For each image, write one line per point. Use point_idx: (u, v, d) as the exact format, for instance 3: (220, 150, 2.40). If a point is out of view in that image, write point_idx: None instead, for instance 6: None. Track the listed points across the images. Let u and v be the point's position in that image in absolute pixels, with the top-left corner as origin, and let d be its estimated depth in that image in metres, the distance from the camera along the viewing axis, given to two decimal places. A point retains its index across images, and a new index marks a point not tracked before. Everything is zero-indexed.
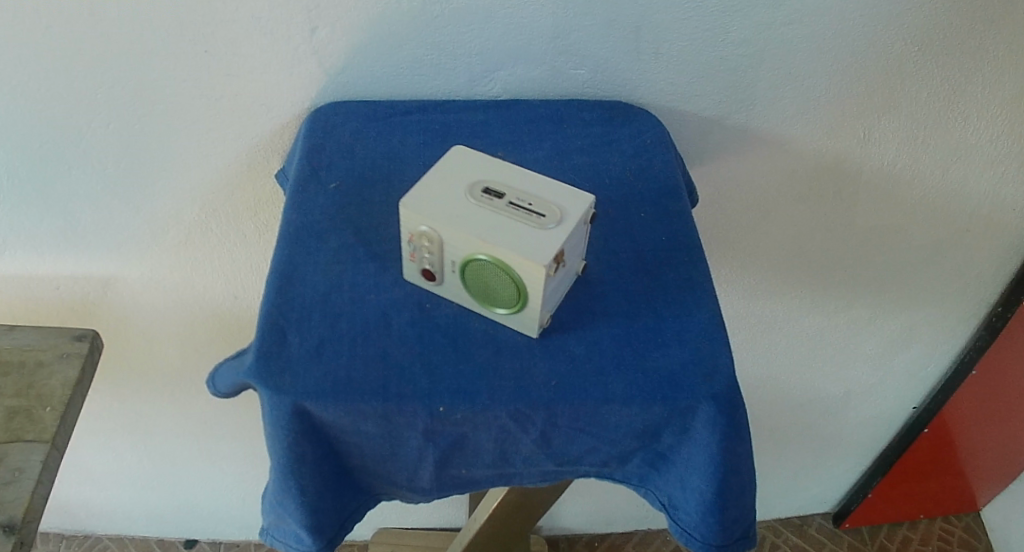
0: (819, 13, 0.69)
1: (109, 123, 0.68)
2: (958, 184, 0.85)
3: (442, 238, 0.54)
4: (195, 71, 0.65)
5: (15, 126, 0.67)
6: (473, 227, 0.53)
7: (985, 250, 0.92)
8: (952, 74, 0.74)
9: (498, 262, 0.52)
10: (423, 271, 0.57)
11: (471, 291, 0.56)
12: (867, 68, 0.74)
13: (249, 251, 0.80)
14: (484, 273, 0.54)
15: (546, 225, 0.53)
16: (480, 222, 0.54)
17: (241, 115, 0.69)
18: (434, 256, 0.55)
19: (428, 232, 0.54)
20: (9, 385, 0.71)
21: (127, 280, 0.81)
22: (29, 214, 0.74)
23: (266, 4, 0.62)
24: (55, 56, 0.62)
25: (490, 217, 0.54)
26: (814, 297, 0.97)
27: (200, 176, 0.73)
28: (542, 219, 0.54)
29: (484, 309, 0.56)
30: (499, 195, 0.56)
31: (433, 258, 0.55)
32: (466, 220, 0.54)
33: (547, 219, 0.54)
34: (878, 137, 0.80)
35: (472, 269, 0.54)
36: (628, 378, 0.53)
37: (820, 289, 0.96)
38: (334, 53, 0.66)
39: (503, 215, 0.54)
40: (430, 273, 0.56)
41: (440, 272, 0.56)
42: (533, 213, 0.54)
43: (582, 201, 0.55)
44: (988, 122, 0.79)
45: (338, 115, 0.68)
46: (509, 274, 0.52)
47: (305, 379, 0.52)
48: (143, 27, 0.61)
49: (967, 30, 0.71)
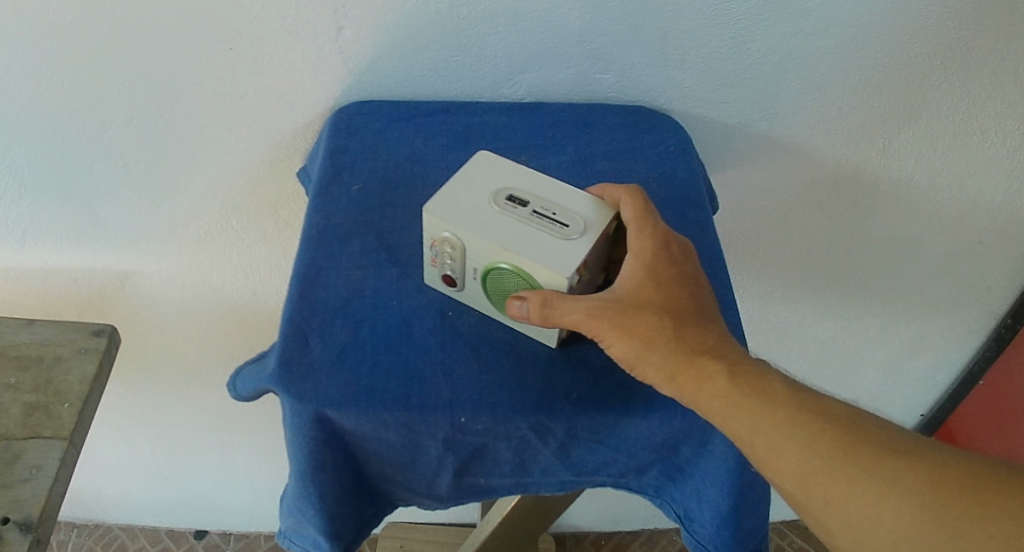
0: (845, 24, 0.68)
1: (132, 119, 0.68)
2: (974, 196, 0.85)
3: (464, 245, 0.54)
4: (221, 68, 0.65)
5: (37, 121, 0.66)
6: (498, 235, 0.53)
7: (999, 263, 0.92)
8: (974, 88, 0.74)
9: (522, 273, 0.52)
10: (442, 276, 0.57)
11: (492, 300, 0.56)
12: (891, 79, 0.73)
13: (268, 250, 0.80)
14: (507, 282, 0.54)
15: (570, 236, 0.53)
16: (505, 230, 0.53)
17: (263, 113, 0.69)
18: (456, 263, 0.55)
19: (451, 238, 0.54)
20: (28, 381, 0.71)
21: (145, 274, 0.81)
22: (49, 208, 0.74)
23: (292, 2, 0.61)
24: (79, 53, 0.62)
25: (515, 226, 0.54)
26: (827, 304, 0.97)
27: (222, 174, 0.73)
28: (567, 230, 0.54)
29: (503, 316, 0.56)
30: (522, 203, 0.56)
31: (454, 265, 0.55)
32: (491, 228, 0.53)
33: (571, 229, 0.54)
34: (899, 148, 0.79)
35: (495, 277, 0.54)
36: (649, 391, 0.53)
37: (834, 296, 0.96)
38: (358, 53, 0.66)
39: (528, 224, 0.54)
40: (450, 280, 0.56)
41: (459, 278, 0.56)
42: (557, 223, 0.54)
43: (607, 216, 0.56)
44: (1008, 136, 0.79)
45: (362, 115, 0.68)
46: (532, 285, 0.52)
47: (327, 387, 0.52)
48: (168, 26, 0.61)
49: (992, 45, 0.71)
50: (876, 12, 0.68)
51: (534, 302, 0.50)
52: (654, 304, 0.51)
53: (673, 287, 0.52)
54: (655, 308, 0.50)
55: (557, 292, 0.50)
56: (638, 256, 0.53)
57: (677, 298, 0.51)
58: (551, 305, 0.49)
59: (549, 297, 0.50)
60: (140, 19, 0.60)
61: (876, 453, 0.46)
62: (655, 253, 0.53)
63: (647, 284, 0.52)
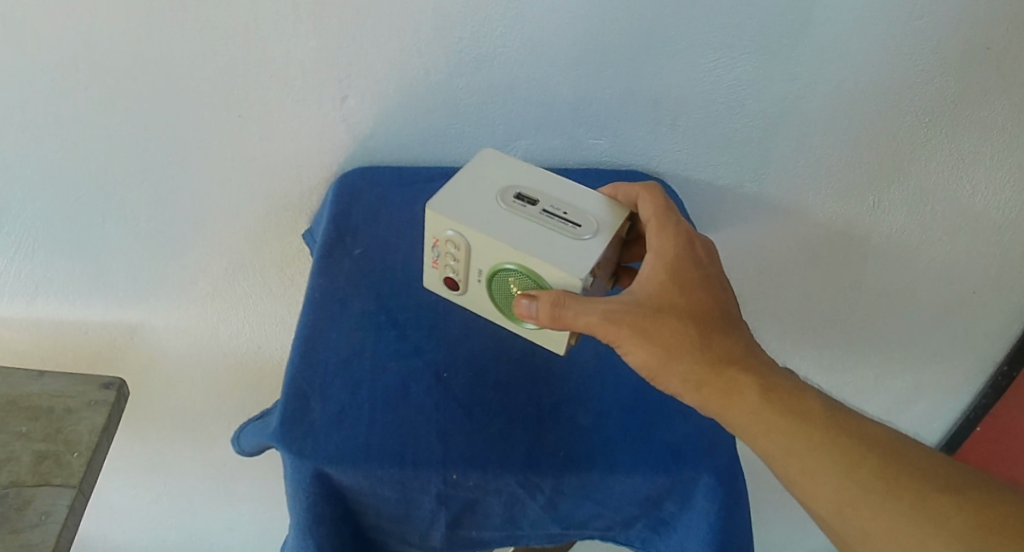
0: (832, 89, 0.71)
1: (144, 180, 0.71)
2: (968, 249, 0.87)
3: (472, 245, 0.56)
4: (229, 133, 0.68)
5: (53, 182, 0.70)
6: (508, 233, 0.55)
7: (997, 309, 0.93)
8: (962, 145, 0.77)
9: (529, 272, 0.55)
10: (445, 275, 0.61)
11: (494, 295, 0.59)
12: (883, 137, 0.75)
13: (275, 306, 0.82)
14: (512, 280, 0.57)
15: (582, 236, 0.56)
16: (516, 228, 0.56)
17: (271, 175, 0.72)
18: (459, 262, 0.58)
19: (456, 237, 0.56)
20: (38, 431, 0.74)
21: (155, 327, 0.83)
22: (62, 265, 0.77)
23: (298, 74, 0.65)
24: (100, 117, 0.65)
25: (525, 223, 0.56)
26: (820, 353, 0.98)
27: (230, 235, 0.76)
28: (576, 229, 0.57)
29: (507, 316, 0.60)
30: (531, 202, 0.58)
31: (458, 265, 0.58)
32: (501, 225, 0.56)
33: (581, 230, 0.57)
34: (889, 205, 0.81)
35: (500, 276, 0.57)
36: (634, 446, 0.57)
37: (829, 345, 0.97)
38: (362, 120, 0.69)
39: (536, 222, 0.57)
40: (452, 278, 0.60)
41: (462, 278, 0.60)
42: (567, 222, 0.57)
43: (610, 217, 0.59)
44: (999, 189, 0.81)
45: (365, 181, 0.71)
46: (539, 283, 0.55)
47: (327, 444, 0.54)
48: (180, 92, 0.65)
49: (974, 109, 0.74)
50: (858, 76, 0.71)
51: (544, 301, 0.53)
52: (677, 308, 0.55)
53: (693, 291, 0.56)
54: (676, 311, 0.55)
55: (566, 292, 0.53)
56: (660, 257, 0.58)
57: (697, 301, 0.56)
58: (563, 304, 0.52)
59: (561, 297, 0.53)
60: (158, 86, 0.64)
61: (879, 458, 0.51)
62: (677, 255, 0.58)
63: (669, 288, 0.56)
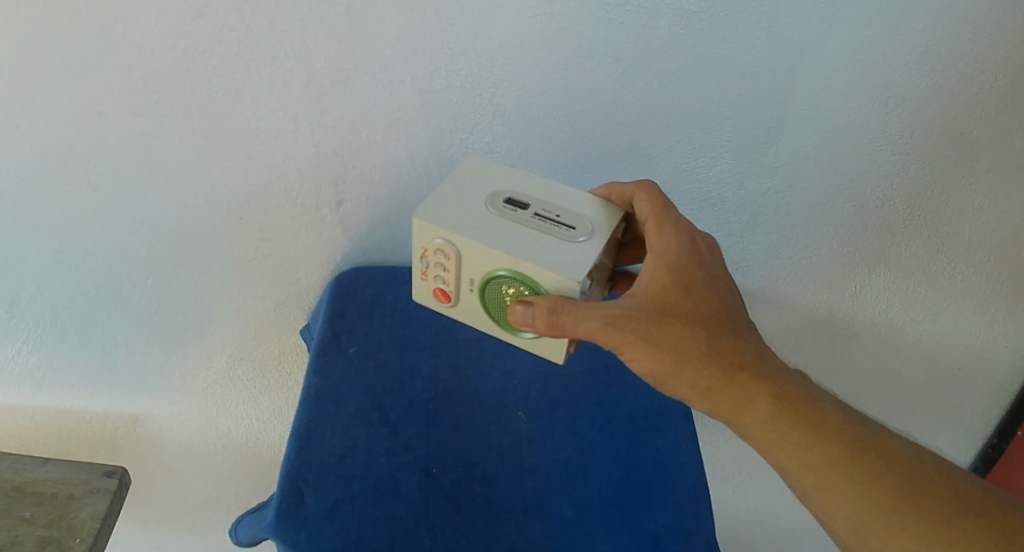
0: (793, 187, 0.81)
1: (149, 275, 0.78)
2: (950, 328, 0.94)
3: (463, 253, 0.59)
4: (232, 235, 0.76)
5: (66, 276, 0.77)
6: (500, 238, 0.58)
7: (986, 384, 0.99)
8: (928, 230, 0.85)
9: (521, 277, 0.57)
10: (437, 286, 0.63)
11: (487, 303, 0.61)
12: (852, 228, 0.85)
13: (273, 399, 0.88)
14: (504, 286, 0.59)
15: (576, 238, 0.59)
16: (509, 234, 0.58)
17: (271, 274, 0.79)
18: (450, 271, 0.60)
19: (445, 246, 0.59)
20: (42, 516, 0.76)
21: (157, 417, 0.87)
22: (68, 356, 0.82)
23: (297, 178, 0.73)
24: (120, 216, 0.74)
25: (517, 228, 0.59)
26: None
27: (233, 329, 0.82)
28: (569, 232, 0.60)
29: (502, 324, 0.62)
30: (521, 208, 0.62)
31: (450, 274, 0.61)
32: (493, 230, 0.59)
33: (574, 233, 0.60)
34: (870, 291, 0.90)
35: (493, 283, 0.59)
36: (615, 540, 0.62)
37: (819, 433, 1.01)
38: (357, 222, 0.78)
39: (529, 228, 0.60)
40: (444, 288, 0.62)
41: (454, 288, 0.62)
42: (559, 226, 0.60)
43: (602, 219, 0.62)
44: (975, 267, 0.88)
45: (361, 277, 0.76)
46: (531, 287, 0.57)
47: (320, 537, 0.56)
48: (185, 195, 0.73)
49: (922, 195, 0.83)
50: (812, 169, 0.80)
51: (542, 308, 0.55)
52: (679, 308, 0.58)
53: (693, 290, 0.59)
54: (678, 312, 0.58)
55: (563, 298, 0.55)
56: (659, 257, 0.61)
57: (698, 300, 0.59)
58: (561, 311, 0.54)
59: (558, 303, 0.55)
60: (173, 190, 0.73)
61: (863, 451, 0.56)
62: (677, 254, 0.61)
63: (670, 288, 0.59)
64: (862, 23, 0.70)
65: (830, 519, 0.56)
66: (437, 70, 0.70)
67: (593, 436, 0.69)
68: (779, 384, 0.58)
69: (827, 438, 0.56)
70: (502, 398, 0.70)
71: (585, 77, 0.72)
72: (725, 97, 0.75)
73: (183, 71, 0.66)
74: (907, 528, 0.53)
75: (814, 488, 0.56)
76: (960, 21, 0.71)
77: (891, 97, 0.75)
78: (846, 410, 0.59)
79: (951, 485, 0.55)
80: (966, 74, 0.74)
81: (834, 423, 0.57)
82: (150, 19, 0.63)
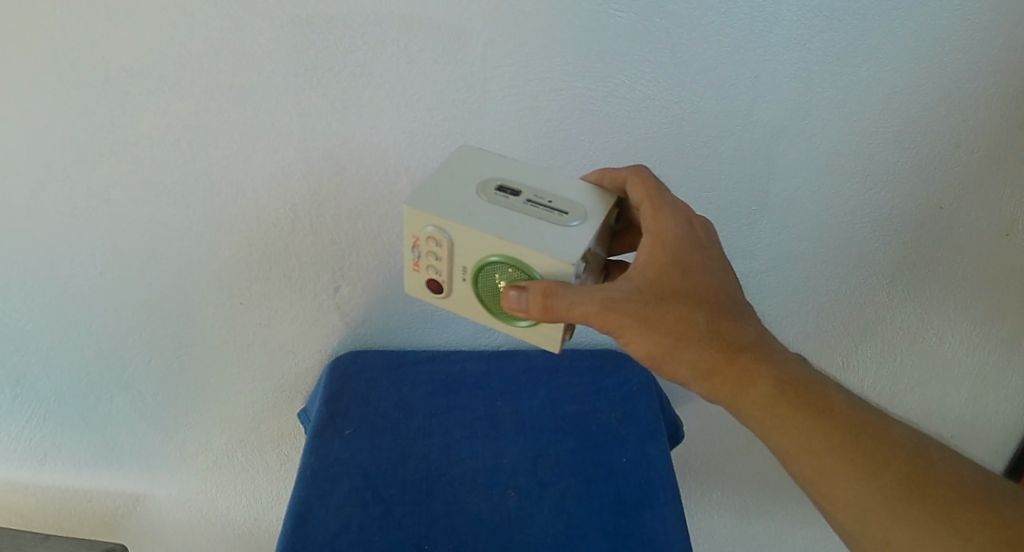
0: (775, 267, 0.85)
1: (151, 358, 0.80)
2: (939, 399, 0.95)
3: (455, 240, 0.56)
4: (232, 318, 0.79)
5: (70, 358, 0.79)
6: (492, 224, 0.55)
7: (981, 447, 0.99)
8: (909, 305, 0.88)
9: (514, 260, 0.54)
10: (428, 277, 0.59)
11: (480, 294, 0.58)
12: (835, 306, 0.88)
13: (269, 479, 0.90)
14: (497, 273, 0.56)
15: (570, 222, 0.57)
16: (501, 220, 0.55)
17: (270, 360, 0.82)
18: (442, 260, 0.57)
19: (437, 233, 0.56)
20: None
21: (156, 496, 0.90)
22: (71, 436, 0.84)
23: (297, 263, 0.76)
24: (123, 300, 0.76)
25: (509, 213, 0.56)
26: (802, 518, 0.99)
27: (233, 410, 0.85)
28: (563, 217, 0.57)
29: (495, 315, 0.59)
30: (513, 193, 0.59)
31: (441, 264, 0.57)
32: (485, 217, 0.55)
33: (568, 216, 0.57)
34: (856, 364, 0.93)
35: (485, 269, 0.56)
36: None
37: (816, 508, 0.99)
38: (353, 308, 0.80)
39: (522, 214, 0.56)
40: (436, 279, 0.59)
41: (446, 278, 0.58)
42: (552, 210, 0.57)
43: (596, 205, 0.60)
44: (962, 338, 0.90)
45: (357, 362, 0.80)
46: (525, 271, 0.54)
47: None
48: (188, 282, 0.76)
49: (902, 271, 0.85)
50: (796, 246, 0.83)
51: (537, 292, 0.52)
52: (676, 290, 0.56)
53: (691, 272, 0.57)
54: (675, 294, 0.56)
55: (558, 283, 0.53)
56: (656, 240, 0.58)
57: (697, 284, 0.57)
58: (557, 295, 0.52)
59: (553, 288, 0.52)
60: (176, 275, 0.76)
61: (869, 437, 0.54)
62: (674, 237, 0.59)
63: (667, 271, 0.57)
64: (837, 107, 0.73)
65: (832, 509, 0.54)
66: (429, 162, 0.73)
67: (580, 512, 0.68)
68: (780, 369, 0.56)
69: (829, 425, 0.54)
70: (492, 476, 0.71)
71: (571, 166, 0.75)
72: (708, 180, 0.78)
73: (187, 162, 0.69)
74: (913, 514, 0.51)
75: (817, 475, 0.54)
76: (933, 102, 0.74)
77: (870, 175, 0.78)
78: (849, 396, 0.57)
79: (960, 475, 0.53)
80: (942, 150, 0.76)
81: (837, 409, 0.55)
82: (157, 115, 0.66)
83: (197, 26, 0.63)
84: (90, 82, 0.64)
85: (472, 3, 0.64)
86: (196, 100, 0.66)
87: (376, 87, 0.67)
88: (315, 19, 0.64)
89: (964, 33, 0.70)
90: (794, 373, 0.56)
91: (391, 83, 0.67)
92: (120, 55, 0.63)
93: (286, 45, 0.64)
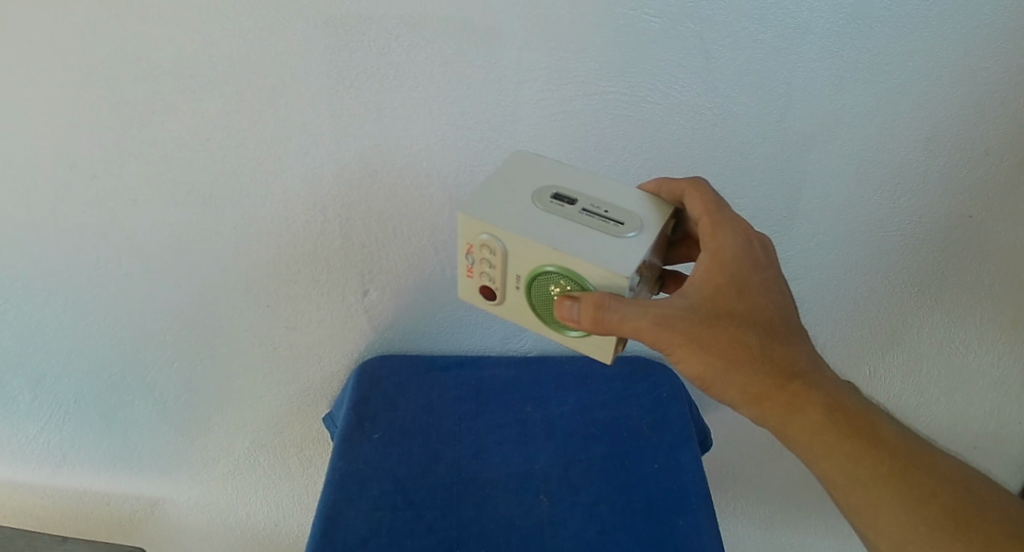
0: (804, 275, 0.84)
1: (174, 361, 0.80)
2: (965, 407, 0.94)
3: (509, 249, 0.55)
4: (258, 321, 0.78)
5: (92, 361, 0.79)
6: (545, 235, 0.54)
7: (1007, 455, 0.98)
8: (938, 313, 0.87)
9: (568, 271, 0.53)
10: (481, 284, 0.59)
11: (534, 302, 0.57)
12: (863, 316, 0.87)
13: (292, 483, 0.90)
14: (552, 283, 0.55)
15: (626, 234, 0.56)
16: (551, 228, 0.55)
17: (296, 364, 0.82)
18: (496, 268, 0.57)
19: (490, 241, 0.55)
20: None
21: (175, 501, 0.90)
22: (90, 439, 0.84)
23: (326, 267, 0.76)
24: (147, 303, 0.76)
25: (563, 221, 0.56)
26: (827, 527, 0.98)
27: (257, 414, 0.85)
28: (618, 228, 0.56)
29: (546, 323, 0.58)
30: (570, 202, 0.58)
31: (495, 271, 0.57)
32: (537, 224, 0.55)
33: (625, 228, 0.56)
34: (883, 372, 0.92)
35: (539, 279, 0.55)
36: None
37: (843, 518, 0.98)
38: (382, 311, 0.80)
39: (576, 223, 0.56)
40: (490, 286, 0.58)
41: (499, 285, 0.58)
42: (608, 221, 0.57)
43: (652, 216, 0.58)
44: (988, 347, 0.89)
45: (385, 367, 0.79)
46: (578, 282, 0.54)
47: None
48: (215, 284, 0.75)
49: (932, 279, 0.84)
50: (825, 255, 0.82)
51: (588, 304, 0.52)
52: (730, 311, 0.55)
53: (748, 292, 0.56)
54: (729, 314, 0.55)
55: (610, 295, 0.52)
56: (713, 258, 0.57)
57: (753, 304, 0.56)
58: (609, 307, 0.51)
59: (605, 299, 0.52)
60: (201, 277, 0.75)
61: (913, 468, 0.53)
62: (731, 256, 0.58)
63: (722, 291, 0.56)
64: (869, 113, 0.73)
65: (872, 535, 0.53)
66: (463, 165, 0.72)
67: (613, 518, 0.67)
68: (833, 395, 0.55)
69: (877, 453, 0.53)
70: (523, 482, 0.70)
71: (605, 171, 0.75)
72: (740, 187, 0.77)
73: (216, 161, 0.68)
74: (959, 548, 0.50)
75: (863, 505, 0.53)
76: (964, 110, 0.73)
77: (901, 185, 0.77)
78: (900, 426, 0.56)
79: (1000, 508, 0.52)
80: (972, 158, 0.76)
81: (885, 437, 0.54)
82: (187, 116, 0.66)
83: (229, 24, 0.62)
84: (121, 81, 0.63)
85: (507, 5, 0.64)
86: (227, 101, 0.65)
87: (410, 88, 0.67)
88: (348, 19, 0.63)
89: (1000, 40, 0.69)
90: (845, 398, 0.55)
91: (424, 85, 0.67)
92: (149, 53, 0.62)
93: (320, 45, 0.64)
